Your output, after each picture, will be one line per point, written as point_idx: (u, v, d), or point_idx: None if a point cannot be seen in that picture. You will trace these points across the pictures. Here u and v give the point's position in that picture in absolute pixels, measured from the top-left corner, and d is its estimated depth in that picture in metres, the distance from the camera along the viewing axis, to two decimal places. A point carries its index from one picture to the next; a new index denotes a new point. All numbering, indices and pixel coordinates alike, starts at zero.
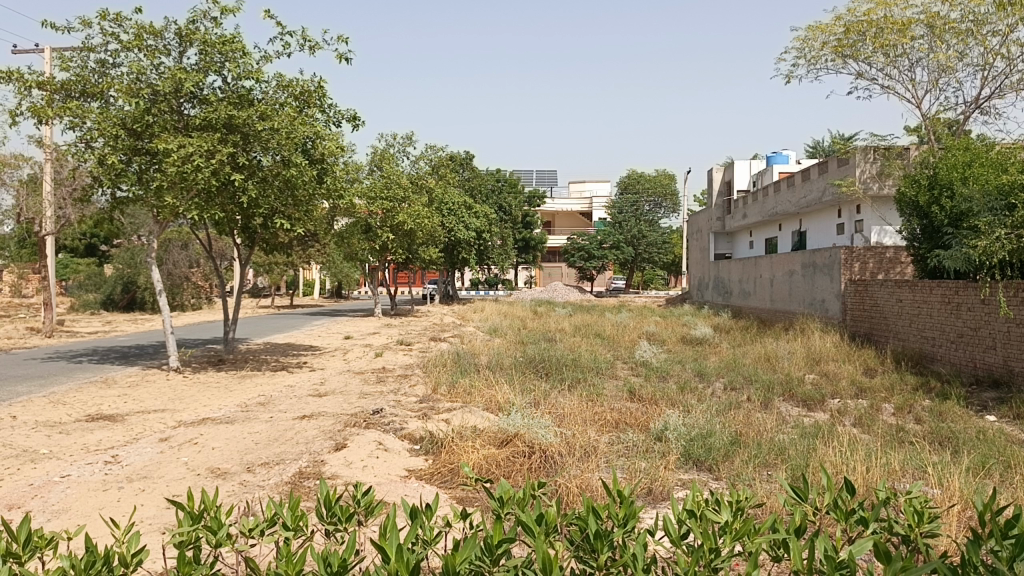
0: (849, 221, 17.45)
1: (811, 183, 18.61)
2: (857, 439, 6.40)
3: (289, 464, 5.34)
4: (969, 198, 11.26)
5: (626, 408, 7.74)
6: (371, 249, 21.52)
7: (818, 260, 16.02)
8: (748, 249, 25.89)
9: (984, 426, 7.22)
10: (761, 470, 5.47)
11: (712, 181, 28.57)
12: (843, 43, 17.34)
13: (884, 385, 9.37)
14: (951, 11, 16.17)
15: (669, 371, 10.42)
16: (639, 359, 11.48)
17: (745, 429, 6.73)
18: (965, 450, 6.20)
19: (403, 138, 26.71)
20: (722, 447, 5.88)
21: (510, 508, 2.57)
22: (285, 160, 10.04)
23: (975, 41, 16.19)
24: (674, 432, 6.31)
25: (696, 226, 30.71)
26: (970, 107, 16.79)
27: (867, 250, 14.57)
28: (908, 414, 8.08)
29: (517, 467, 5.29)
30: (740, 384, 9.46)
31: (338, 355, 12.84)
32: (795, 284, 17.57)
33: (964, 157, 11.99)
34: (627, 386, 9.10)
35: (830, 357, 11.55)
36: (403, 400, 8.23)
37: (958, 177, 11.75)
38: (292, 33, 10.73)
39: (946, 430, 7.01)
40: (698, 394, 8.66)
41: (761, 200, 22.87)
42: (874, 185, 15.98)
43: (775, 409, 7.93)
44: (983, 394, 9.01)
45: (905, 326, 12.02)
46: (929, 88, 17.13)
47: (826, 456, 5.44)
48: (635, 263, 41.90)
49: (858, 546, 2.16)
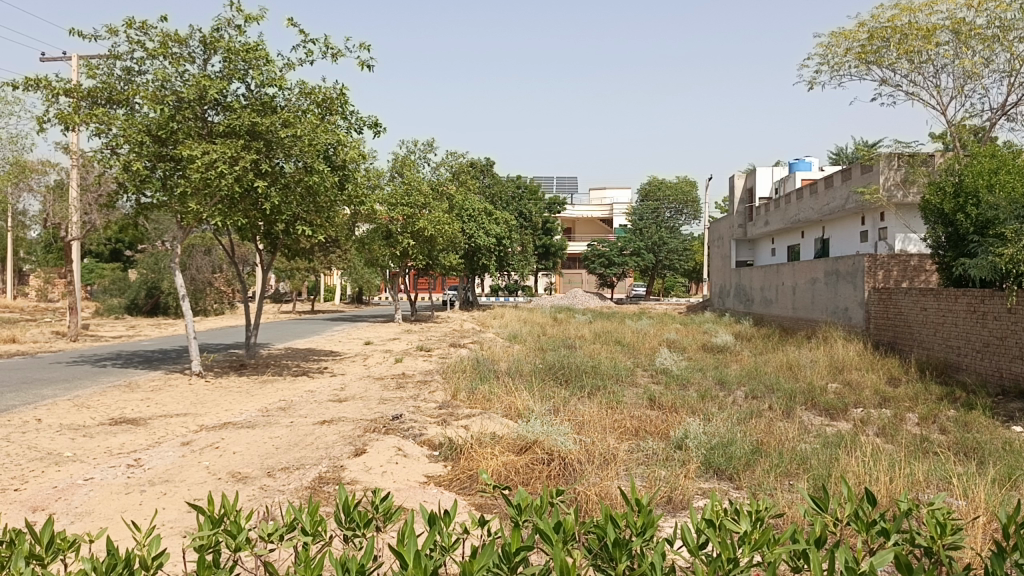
0: (873, 228, 17.26)
1: (834, 191, 18.45)
2: (880, 449, 6.34)
3: (309, 469, 5.38)
4: (994, 206, 11.16)
5: (646, 416, 7.72)
6: (391, 255, 21.83)
7: (842, 268, 15.83)
8: (771, 257, 25.70)
9: (1010, 437, 7.11)
10: (782, 478, 5.44)
11: (733, 189, 28.52)
12: (867, 49, 17.20)
13: (908, 395, 9.26)
14: (978, 17, 15.95)
15: (689, 378, 10.37)
16: (659, 366, 11.42)
17: (765, 437, 6.69)
18: (993, 461, 6.09)
19: (424, 144, 26.46)
20: (743, 456, 5.84)
21: (528, 514, 2.56)
22: (308, 166, 10.13)
23: (1002, 47, 15.98)
24: (695, 440, 6.29)
25: (718, 234, 30.56)
26: (996, 113, 16.55)
27: (891, 258, 14.40)
28: (932, 423, 7.98)
29: (535, 473, 5.29)
30: (761, 393, 9.39)
31: (359, 360, 12.98)
32: (818, 292, 17.42)
33: (990, 164, 11.83)
34: (647, 393, 9.07)
35: (853, 365, 11.41)
36: (423, 406, 8.27)
37: (984, 185, 11.60)
38: (315, 41, 10.86)
39: (971, 440, 6.91)
40: (719, 403, 8.59)
41: (784, 208, 22.69)
42: (899, 192, 15.78)
43: (796, 418, 7.88)
44: (1009, 404, 8.90)
45: (930, 335, 11.90)
46: (954, 94, 16.92)
47: (849, 465, 5.40)
48: (656, 270, 41.79)
49: (879, 557, 2.12)
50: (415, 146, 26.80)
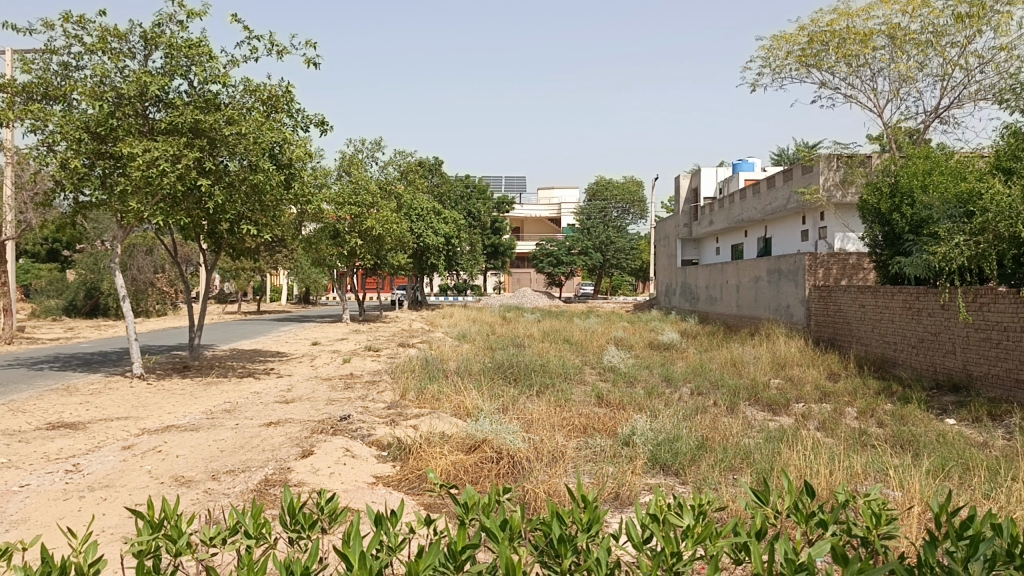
0: (813, 227, 17.69)
1: (777, 191, 18.86)
2: (820, 442, 6.52)
3: (255, 471, 5.31)
4: (929, 205, 11.57)
5: (595, 413, 7.80)
6: (339, 255, 21.65)
7: (784, 266, 16.18)
8: (716, 256, 26.16)
9: (943, 429, 7.37)
10: (727, 473, 5.55)
11: (679, 189, 28.95)
12: (807, 52, 17.61)
13: (846, 389, 9.52)
14: (912, 22, 16.47)
15: (636, 376, 10.51)
16: (607, 364, 11.54)
17: (710, 433, 6.83)
18: (926, 453, 6.31)
19: (372, 143, 26.27)
20: (688, 451, 5.95)
21: (474, 513, 2.56)
22: (252, 165, 9.98)
23: (935, 52, 16.53)
24: (642, 436, 6.38)
25: (665, 233, 30.90)
26: (930, 116, 17.14)
27: (831, 257, 14.77)
28: (870, 417, 8.23)
29: (484, 472, 5.30)
30: (706, 389, 9.56)
31: (306, 360, 12.82)
32: (761, 290, 17.78)
33: (924, 165, 12.22)
34: (595, 391, 9.15)
35: (794, 361, 11.69)
36: (372, 406, 8.21)
37: (918, 185, 11.99)
38: (260, 38, 10.71)
39: (907, 433, 7.15)
40: (666, 400, 8.73)
41: (728, 207, 23.11)
42: (838, 192, 16.21)
43: (740, 413, 8.05)
44: (943, 398, 9.23)
45: (868, 331, 12.25)
46: (890, 97, 17.46)
47: (790, 459, 5.55)
48: (603, 269, 42.18)
49: (817, 549, 2.18)
50: (363, 145, 26.58)
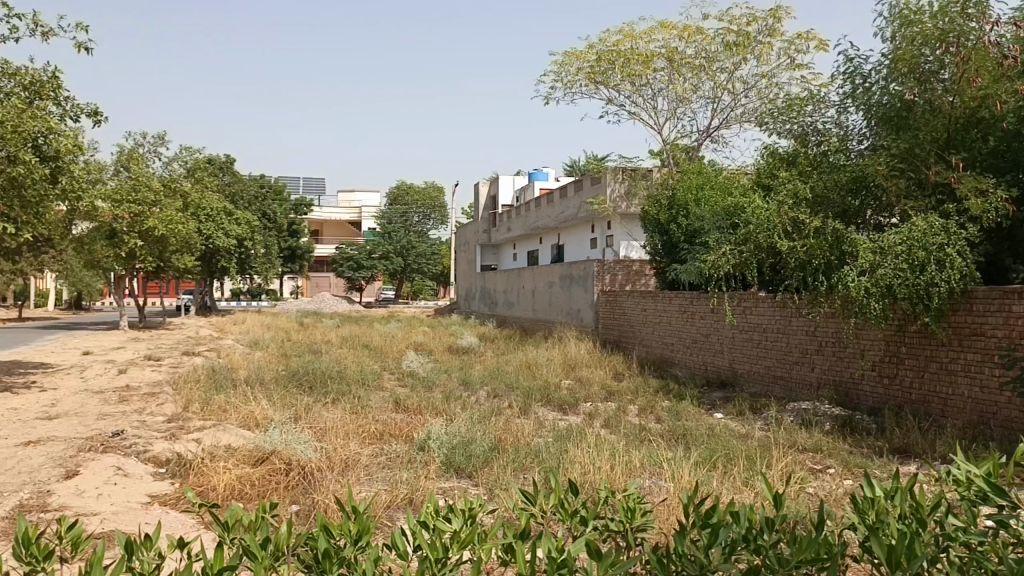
0: (602, 236, 18.69)
1: (568, 201, 19.74)
2: (603, 439, 6.90)
3: (6, 497, 4.76)
4: (701, 218, 12.67)
5: (391, 419, 7.75)
6: (115, 257, 20.00)
7: (575, 272, 16.98)
8: (513, 262, 26.96)
9: (712, 423, 8.05)
10: (517, 473, 5.71)
11: (478, 196, 29.59)
12: (596, 69, 18.57)
13: (630, 388, 10.13)
14: (687, 47, 17.88)
15: (434, 380, 10.57)
16: (406, 369, 11.51)
17: (503, 434, 7.00)
18: (697, 446, 6.86)
19: (155, 138, 24.56)
20: (481, 453, 6.06)
21: (237, 532, 2.45)
22: (11, 156, 8.99)
23: (707, 76, 18.06)
24: (436, 440, 6.42)
25: (464, 239, 31.36)
26: (703, 135, 18.70)
27: (616, 263, 15.68)
28: (650, 414, 8.82)
29: (272, 485, 5.10)
30: (502, 392, 9.80)
31: (74, 372, 11.71)
32: (554, 294, 18.54)
33: (697, 181, 13.34)
34: (392, 396, 9.10)
35: (584, 362, 12.28)
36: (150, 420, 7.65)
37: (692, 199, 13.09)
38: (21, 17, 9.73)
39: (682, 428, 7.73)
40: (462, 403, 8.85)
41: (523, 215, 23.91)
42: (623, 204, 17.25)
43: (533, 415, 8.34)
44: (713, 394, 10.10)
45: (647, 334, 13.19)
46: (669, 116, 18.86)
47: (576, 457, 5.82)
48: (404, 274, 42.17)
49: (576, 546, 2.29)
50: (145, 139, 24.78)
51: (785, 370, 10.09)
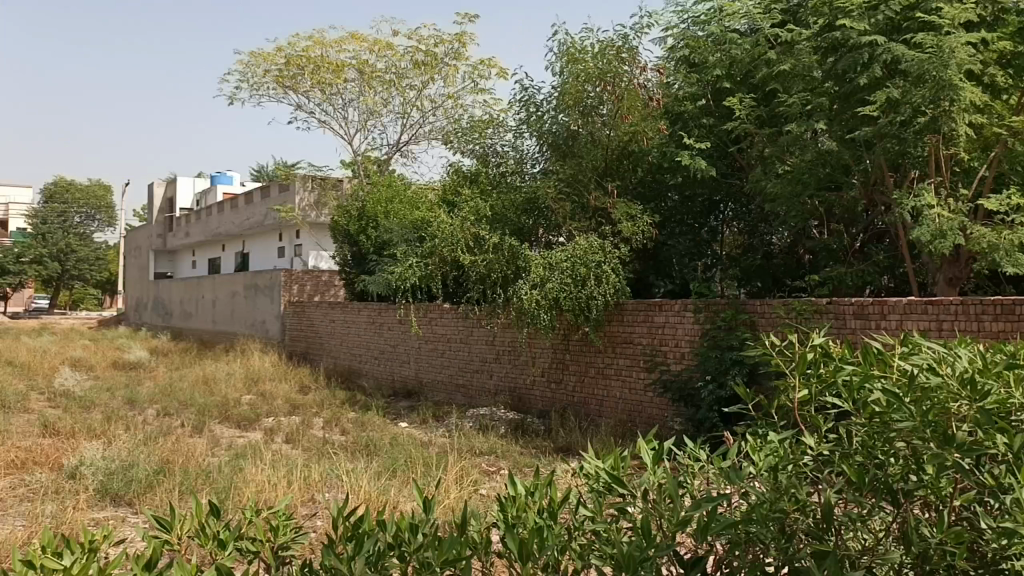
0: (289, 245, 18.27)
1: (255, 207, 19.09)
2: (283, 455, 6.70)
3: None
4: (391, 232, 13.03)
5: (36, 445, 6.81)
6: None
7: (260, 282, 16.39)
8: (192, 270, 25.32)
9: (396, 433, 8.19)
10: (186, 496, 5.32)
11: (152, 197, 27.37)
12: (284, 74, 18.18)
13: (316, 401, 9.95)
14: (377, 62, 18.23)
15: (94, 399, 9.50)
16: (60, 388, 10.20)
17: (172, 455, 6.49)
18: (378, 457, 6.93)
19: None
20: (145, 477, 5.55)
21: None
22: None
23: (396, 92, 18.48)
24: (91, 466, 5.76)
25: (136, 243, 28.81)
26: (392, 149, 19.09)
27: (305, 274, 15.50)
28: (335, 426, 8.73)
29: None
30: (175, 410, 9.10)
31: None
32: (237, 305, 17.71)
33: (386, 193, 13.58)
34: (41, 419, 8.01)
35: (269, 376, 11.83)
36: None
37: (382, 212, 13.36)
38: None
39: (365, 439, 7.76)
40: (127, 423, 8.06)
41: (204, 219, 22.58)
42: (313, 213, 17.30)
43: (208, 433, 7.84)
44: (398, 404, 10.29)
45: (337, 345, 13.37)
46: (359, 127, 18.99)
47: (252, 474, 5.56)
48: (61, 281, 37.59)
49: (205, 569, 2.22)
50: None
51: (466, 379, 10.68)
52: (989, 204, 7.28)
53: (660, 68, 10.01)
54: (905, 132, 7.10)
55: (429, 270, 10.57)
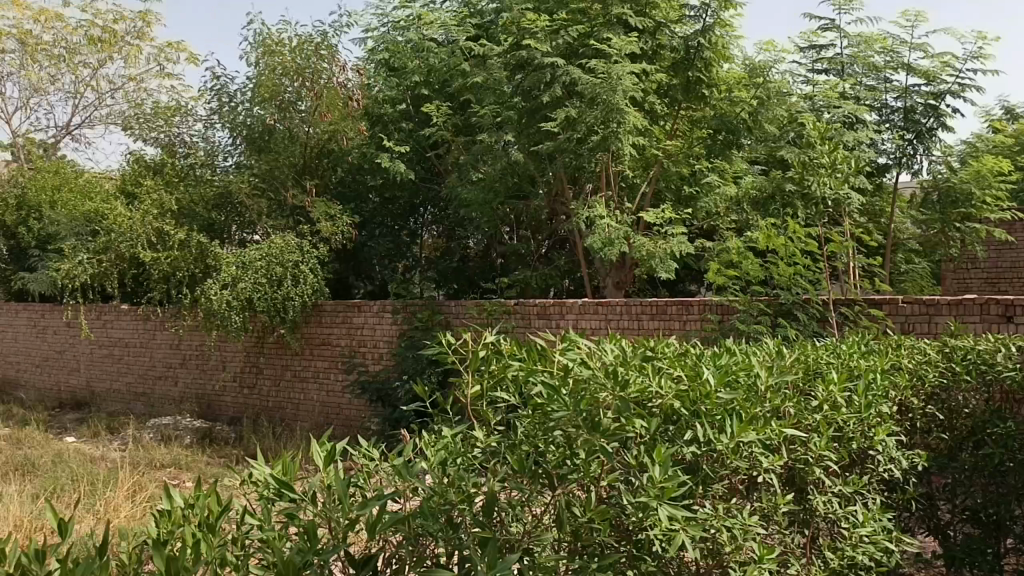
0: None
1: None
2: None
3: None
4: (57, 223, 13.11)
5: None
6: None
7: None
8: None
9: (60, 450, 7.31)
10: None
11: None
12: None
13: None
14: (45, 34, 18.14)
15: None
16: None
17: None
18: (34, 479, 6.13)
19: None
20: None
21: None
22: None
23: (65, 67, 18.48)
24: None
25: None
26: (60, 132, 17.05)
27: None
28: None
29: None
30: None
31: None
32: None
33: (52, 181, 13.90)
34: None
35: None
36: None
37: (47, 200, 13.50)
38: None
39: (20, 459, 6.84)
40: None
41: None
42: None
43: None
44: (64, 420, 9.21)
45: (30, 346, 14.38)
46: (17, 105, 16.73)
47: None
48: None
49: None
50: None
51: (170, 373, 12.15)
52: (648, 216, 9.11)
53: (359, 70, 11.86)
54: (581, 148, 8.67)
55: (156, 263, 11.06)
